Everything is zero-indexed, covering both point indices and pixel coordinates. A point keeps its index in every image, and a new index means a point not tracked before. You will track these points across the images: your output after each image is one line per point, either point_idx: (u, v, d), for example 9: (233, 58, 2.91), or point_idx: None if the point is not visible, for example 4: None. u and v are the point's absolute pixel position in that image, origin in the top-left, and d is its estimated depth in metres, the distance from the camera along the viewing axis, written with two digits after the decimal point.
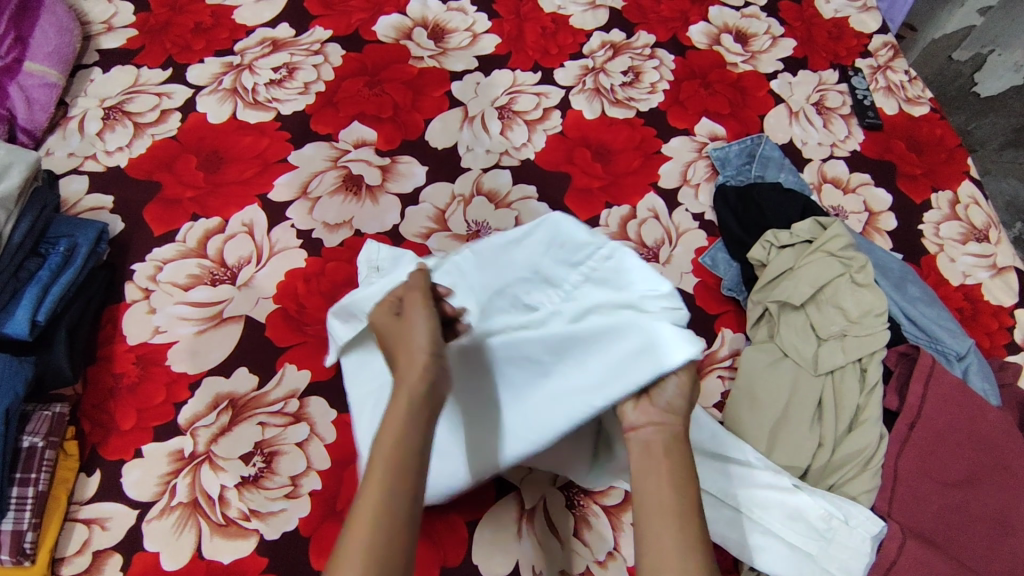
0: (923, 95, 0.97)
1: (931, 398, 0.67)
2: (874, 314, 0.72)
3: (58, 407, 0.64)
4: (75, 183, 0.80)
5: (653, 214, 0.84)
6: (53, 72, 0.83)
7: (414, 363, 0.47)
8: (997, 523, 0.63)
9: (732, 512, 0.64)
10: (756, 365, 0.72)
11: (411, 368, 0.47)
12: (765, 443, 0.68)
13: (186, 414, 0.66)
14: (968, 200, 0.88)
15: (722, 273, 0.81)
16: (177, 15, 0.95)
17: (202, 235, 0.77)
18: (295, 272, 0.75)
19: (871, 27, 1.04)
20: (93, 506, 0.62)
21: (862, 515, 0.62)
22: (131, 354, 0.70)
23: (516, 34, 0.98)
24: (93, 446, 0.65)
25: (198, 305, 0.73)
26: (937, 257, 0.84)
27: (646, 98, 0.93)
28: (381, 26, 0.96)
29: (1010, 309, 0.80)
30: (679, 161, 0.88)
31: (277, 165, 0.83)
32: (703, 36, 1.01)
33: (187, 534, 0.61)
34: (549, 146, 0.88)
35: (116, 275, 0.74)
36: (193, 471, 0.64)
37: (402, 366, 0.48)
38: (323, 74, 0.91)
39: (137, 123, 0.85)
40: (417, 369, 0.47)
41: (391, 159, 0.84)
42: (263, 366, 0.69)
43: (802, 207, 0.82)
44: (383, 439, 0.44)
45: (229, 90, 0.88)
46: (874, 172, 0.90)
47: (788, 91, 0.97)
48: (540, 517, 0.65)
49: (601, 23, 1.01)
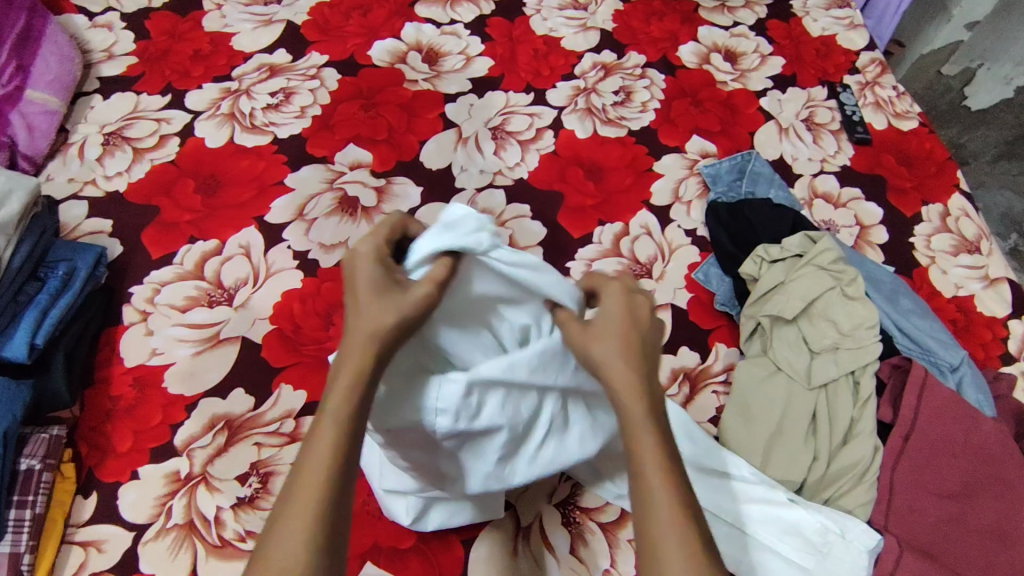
0: (911, 110, 0.98)
1: (925, 410, 0.68)
2: (866, 327, 0.72)
3: (55, 430, 0.65)
4: (75, 209, 0.81)
5: (646, 231, 0.85)
6: (54, 99, 0.85)
7: (360, 326, 0.43)
8: (995, 535, 0.63)
9: (726, 526, 0.64)
10: (750, 379, 0.73)
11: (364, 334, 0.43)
12: (760, 457, 0.69)
13: (183, 436, 0.67)
14: (958, 212, 0.89)
15: (715, 288, 0.81)
16: (176, 43, 0.97)
17: (199, 258, 0.78)
18: (291, 293, 0.76)
19: (858, 44, 1.06)
20: (88, 529, 0.62)
21: (858, 528, 0.62)
22: (128, 376, 0.70)
23: (509, 56, 1.00)
24: (90, 468, 0.65)
25: (195, 327, 0.73)
26: (928, 270, 0.84)
27: (637, 117, 0.95)
28: (376, 50, 0.98)
29: (1004, 320, 0.81)
30: (671, 179, 0.89)
31: (274, 188, 0.84)
32: (693, 55, 1.03)
33: (183, 555, 0.61)
34: (541, 165, 0.89)
35: (114, 299, 0.75)
36: (189, 492, 0.64)
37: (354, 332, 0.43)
38: (319, 99, 0.92)
39: (136, 148, 0.86)
40: (363, 338, 0.43)
41: (386, 180, 0.86)
42: (259, 388, 0.70)
43: (792, 222, 0.83)
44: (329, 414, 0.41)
45: (227, 115, 0.90)
46: (864, 187, 0.91)
47: (778, 108, 0.98)
48: (536, 535, 0.65)
49: (593, 44, 1.03)
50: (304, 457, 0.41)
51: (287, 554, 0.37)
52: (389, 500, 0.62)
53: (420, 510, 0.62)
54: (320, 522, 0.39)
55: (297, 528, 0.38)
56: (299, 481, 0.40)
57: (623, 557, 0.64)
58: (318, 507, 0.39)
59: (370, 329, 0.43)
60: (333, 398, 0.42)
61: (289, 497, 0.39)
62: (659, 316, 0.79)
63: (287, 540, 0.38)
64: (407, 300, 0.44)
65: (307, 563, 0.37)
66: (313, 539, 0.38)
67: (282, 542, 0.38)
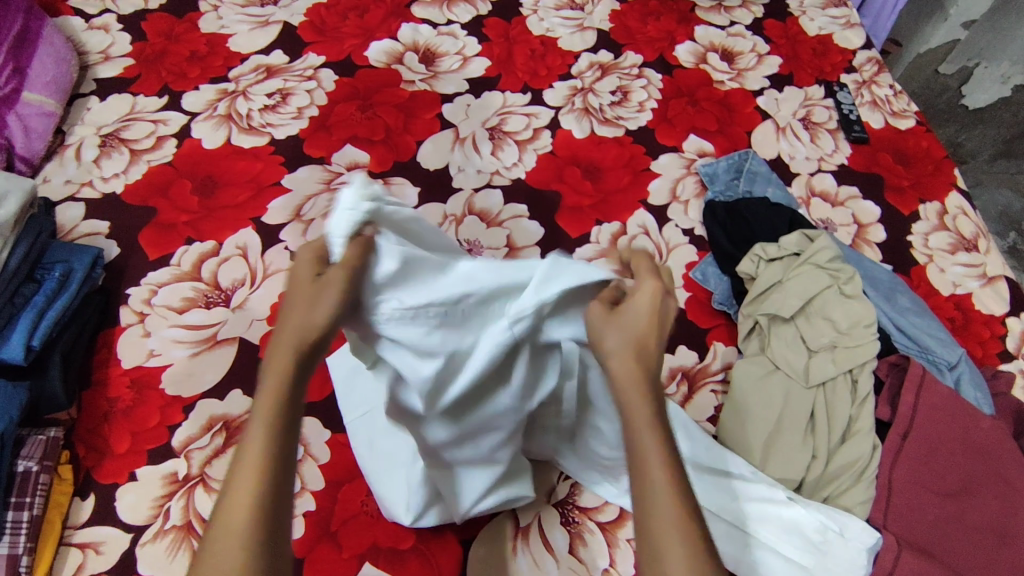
0: (908, 109, 0.99)
1: (923, 407, 0.68)
2: (863, 325, 0.72)
3: (52, 431, 0.64)
4: (72, 210, 0.81)
5: (644, 231, 0.85)
6: (50, 101, 0.85)
7: (286, 333, 0.43)
8: (995, 533, 0.63)
9: (725, 526, 0.64)
10: (747, 379, 0.72)
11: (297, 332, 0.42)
12: (758, 456, 0.68)
13: (180, 436, 0.67)
14: (956, 210, 0.89)
15: (713, 287, 0.81)
16: (173, 44, 0.97)
17: (197, 259, 0.78)
18: None
19: (855, 43, 1.06)
20: (86, 531, 0.62)
21: (857, 527, 0.62)
22: (126, 378, 0.70)
23: (506, 57, 1.00)
24: (87, 470, 0.65)
25: (192, 328, 0.73)
26: (927, 268, 0.84)
27: (634, 117, 0.95)
28: (372, 51, 0.98)
29: (1002, 318, 0.81)
30: (668, 178, 0.89)
31: (271, 189, 0.84)
32: (690, 55, 1.03)
33: (181, 557, 0.61)
34: (538, 165, 0.89)
35: (111, 300, 0.75)
36: (186, 493, 0.64)
37: (285, 335, 0.42)
38: (316, 99, 0.92)
39: (133, 150, 0.86)
40: (289, 336, 0.42)
41: (383, 181, 0.86)
42: (257, 389, 0.70)
43: (789, 220, 0.83)
44: (257, 423, 0.41)
45: (224, 116, 0.90)
46: (861, 186, 0.91)
47: (775, 107, 0.98)
48: (535, 534, 0.64)
49: (589, 44, 1.03)
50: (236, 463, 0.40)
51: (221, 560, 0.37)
52: (386, 494, 0.63)
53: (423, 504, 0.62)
54: (252, 530, 0.38)
55: (231, 534, 0.37)
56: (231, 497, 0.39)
57: (623, 556, 0.64)
58: (252, 506, 0.38)
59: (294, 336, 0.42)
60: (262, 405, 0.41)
61: (223, 503, 0.39)
62: None
63: (220, 544, 0.37)
64: (327, 295, 0.42)
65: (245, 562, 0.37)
66: (250, 542, 0.37)
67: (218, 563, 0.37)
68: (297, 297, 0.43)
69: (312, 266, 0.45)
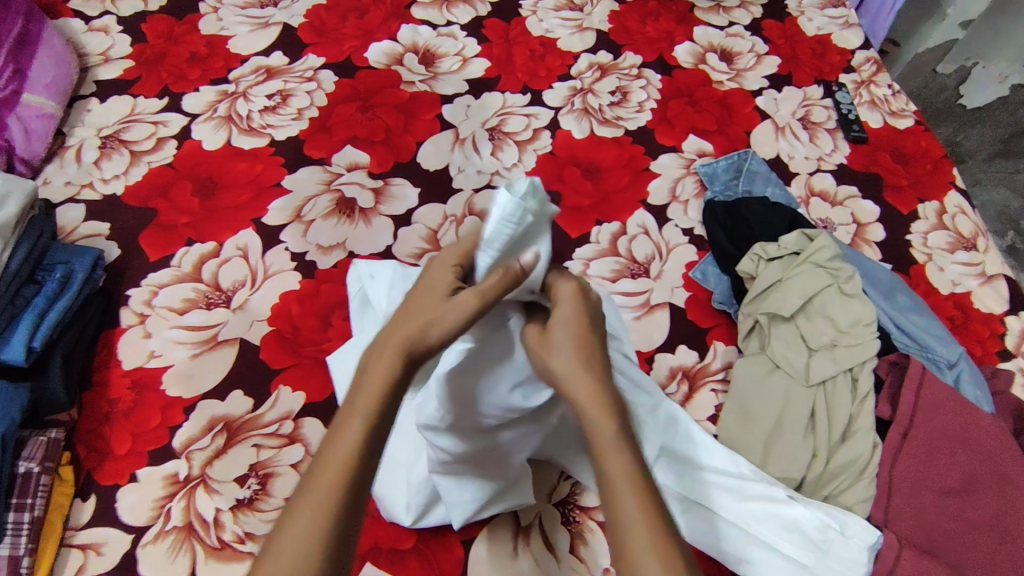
0: (906, 108, 0.99)
1: (923, 405, 0.68)
2: (863, 324, 0.72)
3: (53, 432, 0.65)
4: (72, 212, 0.81)
5: (644, 230, 0.85)
6: (50, 103, 0.85)
7: (397, 332, 0.44)
8: (996, 531, 0.63)
9: (725, 524, 0.64)
10: (748, 378, 0.73)
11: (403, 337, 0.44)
12: (759, 454, 0.69)
13: (181, 437, 0.67)
14: (955, 209, 0.89)
15: (713, 286, 0.81)
16: (173, 46, 0.97)
17: (197, 260, 0.78)
18: (289, 294, 0.76)
19: (853, 43, 1.06)
20: (87, 531, 0.62)
21: (858, 525, 0.62)
22: (127, 379, 0.70)
23: (505, 57, 1.00)
24: (88, 471, 0.65)
25: (193, 329, 0.73)
26: (926, 267, 0.84)
27: (634, 117, 0.95)
28: (372, 52, 0.98)
29: (1001, 317, 0.81)
30: (668, 178, 0.89)
31: (271, 190, 0.84)
32: (689, 55, 1.03)
33: (182, 558, 0.61)
34: (538, 165, 0.89)
35: (112, 302, 0.75)
36: (187, 494, 0.64)
37: (400, 325, 0.45)
38: (316, 100, 0.93)
39: (133, 151, 0.86)
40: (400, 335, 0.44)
41: (383, 181, 0.86)
42: (257, 390, 0.70)
43: (788, 220, 0.84)
44: (360, 400, 0.42)
45: (224, 117, 0.90)
46: (861, 185, 0.91)
47: (774, 107, 0.98)
48: (537, 533, 0.65)
49: (589, 45, 1.03)
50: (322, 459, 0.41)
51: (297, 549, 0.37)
52: (387, 497, 0.63)
53: (423, 504, 0.63)
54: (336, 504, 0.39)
55: (307, 528, 0.38)
56: (322, 466, 0.40)
57: None
58: (333, 502, 0.39)
59: (403, 335, 0.44)
60: (372, 380, 0.43)
61: (304, 493, 0.40)
62: (658, 314, 0.79)
63: (294, 534, 0.38)
64: (455, 317, 0.44)
65: (316, 555, 0.37)
66: (335, 517, 0.39)
67: (301, 527, 0.38)
68: (415, 296, 0.46)
69: (454, 273, 0.47)
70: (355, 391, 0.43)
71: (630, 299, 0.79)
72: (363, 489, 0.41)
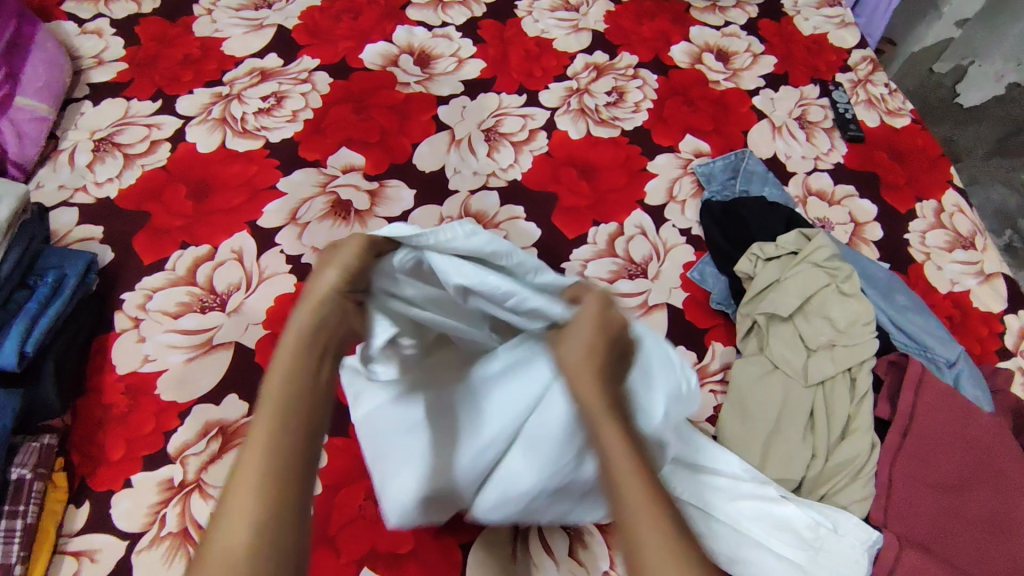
0: (903, 107, 0.99)
1: (922, 405, 0.67)
2: (862, 324, 0.72)
3: (46, 438, 0.64)
4: (65, 216, 0.80)
5: (641, 231, 0.84)
6: (43, 106, 0.85)
7: (313, 300, 0.47)
8: (996, 528, 0.62)
9: (692, 510, 0.63)
10: (746, 378, 0.72)
11: (311, 304, 0.47)
12: (757, 456, 0.68)
13: (175, 443, 0.66)
14: (953, 208, 0.89)
15: (711, 287, 0.81)
16: (166, 48, 0.97)
17: (191, 263, 0.77)
18: (284, 297, 0.76)
19: (849, 42, 1.06)
20: (81, 538, 0.61)
21: (849, 523, 0.62)
22: (120, 384, 0.69)
23: (501, 58, 0.99)
24: (82, 478, 0.64)
25: (187, 333, 0.73)
26: (924, 265, 0.84)
27: (630, 117, 0.95)
28: (367, 53, 0.98)
29: (1000, 315, 0.81)
30: (665, 178, 0.89)
31: (266, 192, 0.83)
32: (685, 55, 1.03)
33: (177, 565, 0.60)
34: (535, 166, 0.89)
35: (105, 306, 0.74)
36: (182, 500, 0.63)
37: (309, 300, 0.47)
38: (311, 102, 0.92)
39: (126, 155, 0.86)
40: (310, 306, 0.47)
41: (379, 184, 0.85)
42: (253, 394, 0.69)
43: (786, 220, 0.83)
44: (276, 385, 0.43)
45: (219, 120, 0.90)
46: (858, 184, 0.91)
47: (770, 107, 0.98)
48: (535, 538, 0.64)
49: (584, 45, 1.03)
50: (250, 440, 0.41)
51: (231, 547, 0.36)
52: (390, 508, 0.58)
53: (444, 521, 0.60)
54: (259, 490, 0.38)
55: (242, 514, 0.37)
56: (244, 455, 0.40)
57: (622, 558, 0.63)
58: (257, 485, 0.39)
59: (313, 306, 0.47)
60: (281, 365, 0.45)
61: (235, 475, 0.39)
62: (655, 316, 0.78)
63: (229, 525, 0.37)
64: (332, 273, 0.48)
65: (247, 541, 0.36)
66: (261, 505, 0.38)
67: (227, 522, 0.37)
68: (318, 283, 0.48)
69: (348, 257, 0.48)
70: (264, 386, 0.44)
71: (628, 299, 0.79)
72: (290, 460, 0.40)
